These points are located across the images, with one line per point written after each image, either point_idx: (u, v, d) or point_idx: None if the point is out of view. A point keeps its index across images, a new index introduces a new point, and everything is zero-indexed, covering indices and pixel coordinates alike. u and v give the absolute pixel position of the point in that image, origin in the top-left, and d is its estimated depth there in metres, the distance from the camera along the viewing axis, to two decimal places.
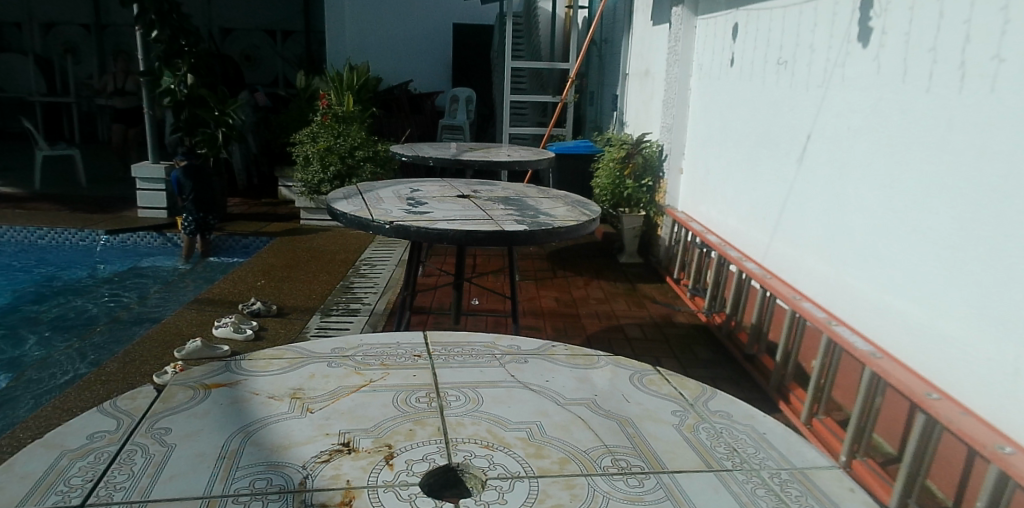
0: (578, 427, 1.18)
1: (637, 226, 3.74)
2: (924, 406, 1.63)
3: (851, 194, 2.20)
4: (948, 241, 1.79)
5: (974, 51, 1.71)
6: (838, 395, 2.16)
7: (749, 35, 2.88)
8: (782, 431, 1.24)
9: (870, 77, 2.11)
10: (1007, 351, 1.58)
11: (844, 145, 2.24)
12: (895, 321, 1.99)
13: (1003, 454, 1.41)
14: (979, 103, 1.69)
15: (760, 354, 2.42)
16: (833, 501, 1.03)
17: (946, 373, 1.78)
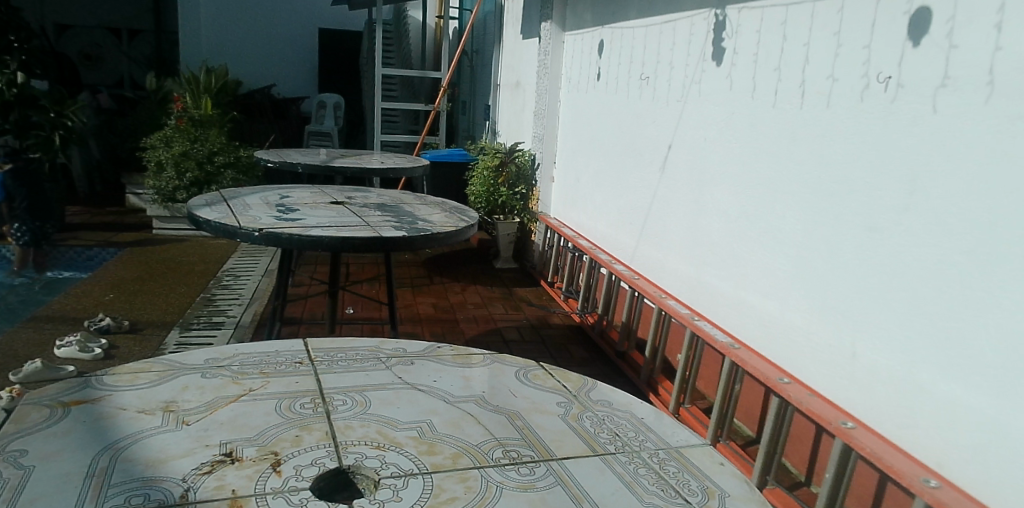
0: (468, 422, 1.19)
1: (511, 232, 3.83)
2: (778, 389, 1.85)
3: (708, 200, 2.41)
4: (796, 241, 2.03)
5: (812, 71, 1.98)
6: (701, 385, 2.35)
7: (613, 52, 3.07)
8: (658, 413, 1.34)
9: (723, 94, 2.33)
10: (850, 336, 1.84)
11: (701, 155, 2.46)
12: (751, 314, 2.21)
13: (846, 429, 1.67)
14: (816, 116, 1.96)
15: (630, 351, 2.55)
16: (706, 476, 1.14)
17: (797, 359, 2.03)
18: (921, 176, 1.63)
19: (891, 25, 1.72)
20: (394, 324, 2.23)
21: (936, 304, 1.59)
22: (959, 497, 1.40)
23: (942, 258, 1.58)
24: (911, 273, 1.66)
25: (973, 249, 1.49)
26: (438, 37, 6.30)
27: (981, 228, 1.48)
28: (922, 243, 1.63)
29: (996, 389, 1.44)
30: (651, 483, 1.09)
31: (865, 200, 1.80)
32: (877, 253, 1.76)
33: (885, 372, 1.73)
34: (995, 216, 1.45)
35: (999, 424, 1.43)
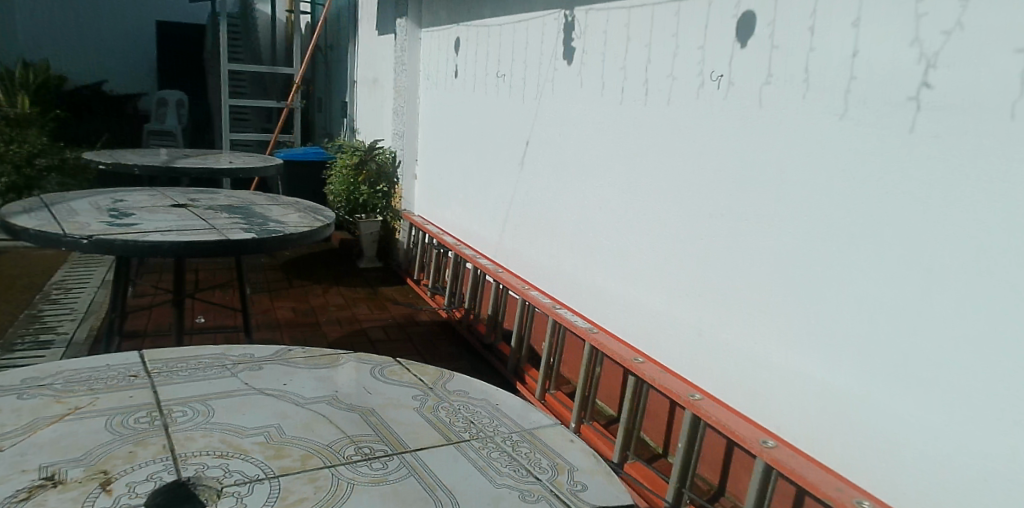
0: (320, 423, 1.18)
1: (374, 232, 3.76)
2: (633, 368, 1.98)
3: (565, 192, 2.51)
4: (644, 227, 2.17)
5: (654, 70, 2.12)
6: (565, 370, 2.45)
7: (469, 49, 3.11)
8: (513, 399, 1.38)
9: (575, 90, 2.44)
10: (695, 313, 2.01)
11: (557, 149, 2.55)
12: (608, 300, 2.34)
13: (693, 400, 1.82)
14: (659, 111, 2.10)
15: (497, 342, 2.61)
16: (557, 454, 1.19)
17: (651, 339, 2.17)
18: (751, 165, 1.81)
19: (721, 27, 1.89)
20: (251, 330, 2.14)
21: (752, 275, 1.82)
22: (791, 453, 1.61)
23: (771, 237, 1.76)
24: (744, 253, 1.84)
25: (795, 230, 1.69)
26: (289, 32, 6.07)
27: (802, 210, 1.67)
28: (752, 224, 1.82)
29: (821, 352, 1.63)
30: (504, 466, 1.13)
31: (703, 187, 1.97)
32: (715, 236, 1.93)
33: (727, 344, 1.90)
34: (813, 200, 1.64)
35: (822, 382, 1.63)
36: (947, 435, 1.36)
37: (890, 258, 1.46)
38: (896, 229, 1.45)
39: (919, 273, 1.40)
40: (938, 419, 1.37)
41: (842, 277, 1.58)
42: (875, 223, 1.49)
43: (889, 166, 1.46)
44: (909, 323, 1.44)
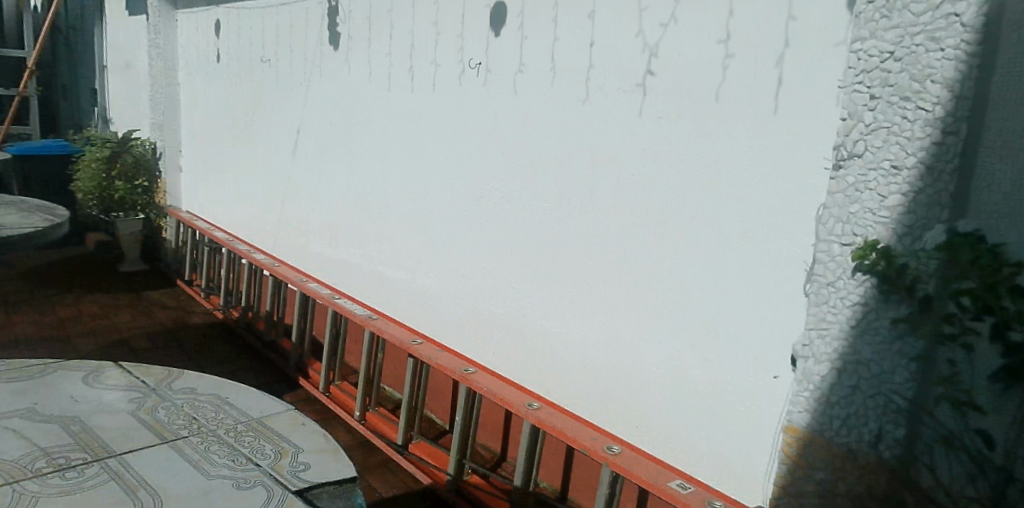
0: (14, 439, 1.30)
1: (133, 228, 4.55)
2: (411, 349, 2.13)
3: (401, 201, 2.92)
4: (476, 216, 2.63)
5: (495, 91, 2.49)
6: (351, 360, 2.83)
7: (312, 53, 3.24)
8: (245, 393, 1.61)
9: (416, 108, 2.78)
10: (507, 300, 2.58)
11: (404, 158, 2.87)
12: (453, 290, 2.77)
13: (467, 374, 2.05)
14: (500, 129, 2.50)
15: (279, 339, 3.05)
16: (282, 437, 1.40)
17: (499, 320, 2.61)
18: (571, 181, 2.30)
19: (563, 56, 2.27)
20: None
21: (611, 269, 2.24)
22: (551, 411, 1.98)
23: (636, 234, 2.17)
24: (606, 224, 2.23)
25: (601, 232, 2.25)
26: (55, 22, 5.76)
27: (582, 218, 2.30)
28: (576, 215, 2.31)
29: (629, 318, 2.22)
30: (221, 457, 1.30)
31: (537, 181, 2.40)
32: (501, 241, 2.56)
33: (553, 304, 2.43)
34: (590, 211, 2.27)
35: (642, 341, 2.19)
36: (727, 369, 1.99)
37: (684, 247, 2.06)
38: (688, 226, 2.05)
39: (715, 256, 1.99)
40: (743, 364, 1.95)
41: (636, 259, 2.18)
42: (668, 222, 2.09)
43: (673, 172, 2.06)
44: (710, 283, 2.01)
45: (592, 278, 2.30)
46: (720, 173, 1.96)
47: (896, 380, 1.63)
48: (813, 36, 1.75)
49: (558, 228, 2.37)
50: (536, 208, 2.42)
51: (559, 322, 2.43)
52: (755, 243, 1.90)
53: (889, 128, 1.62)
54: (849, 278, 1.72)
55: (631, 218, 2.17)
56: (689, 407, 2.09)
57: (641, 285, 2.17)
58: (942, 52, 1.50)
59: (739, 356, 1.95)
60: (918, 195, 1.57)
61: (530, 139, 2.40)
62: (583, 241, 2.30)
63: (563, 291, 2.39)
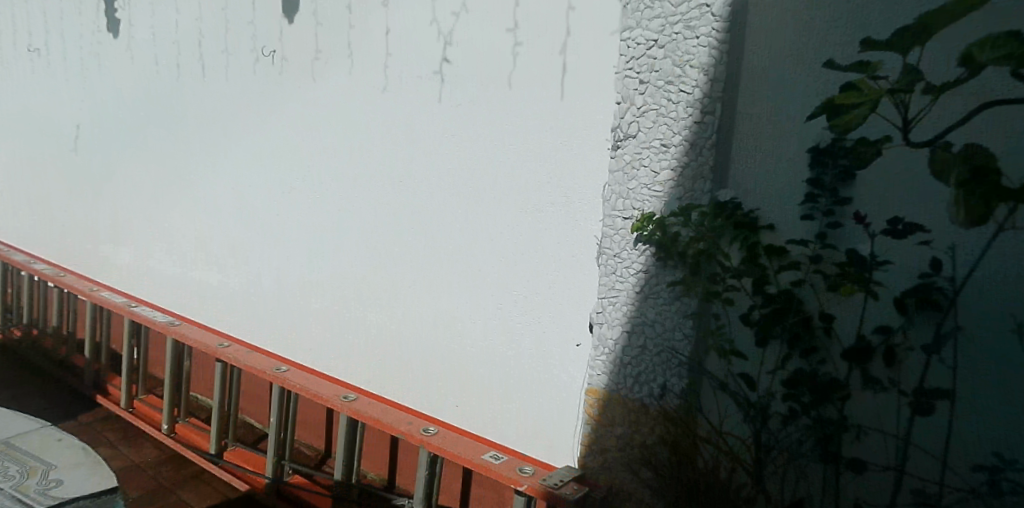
0: None
1: None
2: (218, 353, 2.20)
3: (220, 207, 2.86)
4: (292, 211, 2.61)
5: (308, 91, 2.50)
6: (155, 370, 2.97)
7: (138, 54, 3.11)
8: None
9: (238, 109, 2.73)
10: (322, 301, 2.57)
11: (223, 163, 2.82)
12: (273, 295, 2.72)
13: (278, 373, 2.11)
14: (310, 129, 2.51)
15: (72, 355, 3.21)
16: (23, 449, 1.97)
17: (319, 322, 2.59)
18: (378, 178, 2.35)
19: (369, 56, 2.32)
20: None
21: (414, 265, 2.32)
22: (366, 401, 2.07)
23: (436, 227, 2.25)
24: (472, 208, 2.16)
25: (404, 227, 2.32)
26: None
27: (385, 214, 2.35)
28: (381, 212, 2.36)
29: (437, 310, 2.29)
30: None
31: (343, 182, 2.44)
32: (311, 241, 2.56)
33: (369, 295, 2.44)
34: (393, 207, 2.33)
35: (450, 332, 2.26)
36: (520, 349, 2.11)
37: (479, 239, 2.16)
38: (480, 217, 2.15)
39: (503, 245, 2.12)
40: (534, 343, 2.08)
41: (438, 252, 2.26)
42: (463, 214, 2.18)
43: (468, 164, 2.15)
44: (501, 271, 2.13)
45: (444, 266, 2.25)
46: (508, 157, 2.08)
47: (677, 336, 1.82)
48: (584, 33, 1.94)
49: (370, 218, 2.39)
50: (346, 201, 2.44)
51: (371, 314, 2.44)
52: (546, 221, 2.04)
53: (657, 109, 1.83)
54: (631, 249, 1.88)
55: (434, 203, 2.24)
56: (494, 384, 2.18)
57: (445, 268, 2.25)
58: (698, 40, 1.75)
59: (529, 336, 2.09)
60: (684, 169, 1.79)
61: (336, 133, 2.44)
62: (393, 229, 2.35)
63: (374, 282, 2.42)
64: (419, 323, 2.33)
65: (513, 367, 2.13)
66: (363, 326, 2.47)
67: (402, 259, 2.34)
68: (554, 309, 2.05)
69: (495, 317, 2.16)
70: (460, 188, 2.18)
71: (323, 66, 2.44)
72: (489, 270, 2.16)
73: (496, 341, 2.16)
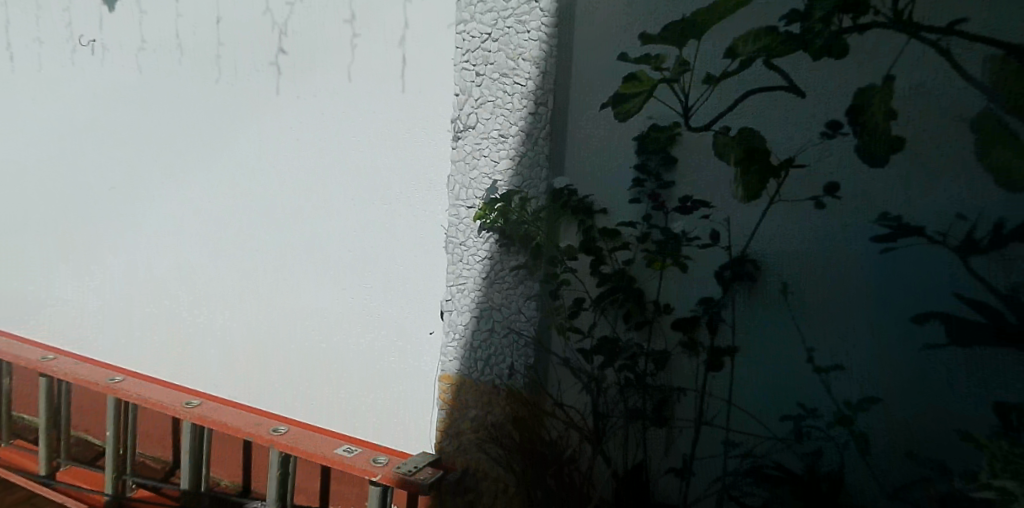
0: None
1: None
2: (42, 367, 2.06)
3: (47, 210, 2.65)
4: (130, 213, 2.45)
5: (140, 84, 2.36)
6: None
7: None
8: None
9: (63, 104, 2.54)
10: (166, 307, 2.44)
11: (48, 162, 2.61)
12: (111, 303, 2.56)
13: (111, 383, 2.01)
14: (145, 125, 2.37)
15: None
16: None
17: (163, 329, 2.46)
18: (220, 175, 2.26)
19: (204, 48, 2.23)
20: None
21: (261, 264, 2.25)
22: (211, 406, 2.02)
23: (282, 225, 2.20)
24: (318, 204, 2.14)
25: (250, 225, 2.25)
26: None
27: (228, 213, 2.27)
28: (225, 211, 2.28)
29: (286, 310, 2.24)
30: None
31: (183, 181, 2.33)
32: (151, 244, 2.43)
33: (216, 297, 2.35)
34: (236, 205, 2.26)
35: (301, 331, 2.22)
36: (373, 344, 2.12)
37: (327, 235, 2.14)
38: (327, 213, 2.13)
39: (351, 239, 2.11)
40: (387, 336, 2.10)
41: (286, 250, 2.21)
42: (310, 210, 2.15)
43: (312, 158, 2.12)
44: (349, 266, 2.13)
45: (293, 264, 2.20)
46: (353, 150, 2.07)
47: (523, 317, 1.90)
48: (420, 27, 1.97)
49: (214, 217, 2.30)
50: (186, 200, 2.34)
51: (220, 317, 2.35)
52: (394, 212, 2.05)
53: (494, 101, 1.89)
54: (475, 237, 1.94)
55: (279, 199, 2.19)
56: (347, 381, 2.17)
57: (295, 264, 2.20)
58: (529, 34, 1.84)
59: (380, 330, 2.11)
60: (522, 158, 1.87)
61: (172, 129, 2.32)
62: (236, 227, 2.27)
63: (221, 284, 2.33)
64: (269, 322, 2.26)
65: (366, 362, 2.13)
66: (212, 330, 2.37)
67: (248, 258, 2.27)
68: (405, 300, 2.07)
69: (348, 312, 2.14)
70: (306, 182, 2.14)
71: (158, 59, 2.31)
72: (340, 264, 2.14)
73: (350, 336, 2.15)
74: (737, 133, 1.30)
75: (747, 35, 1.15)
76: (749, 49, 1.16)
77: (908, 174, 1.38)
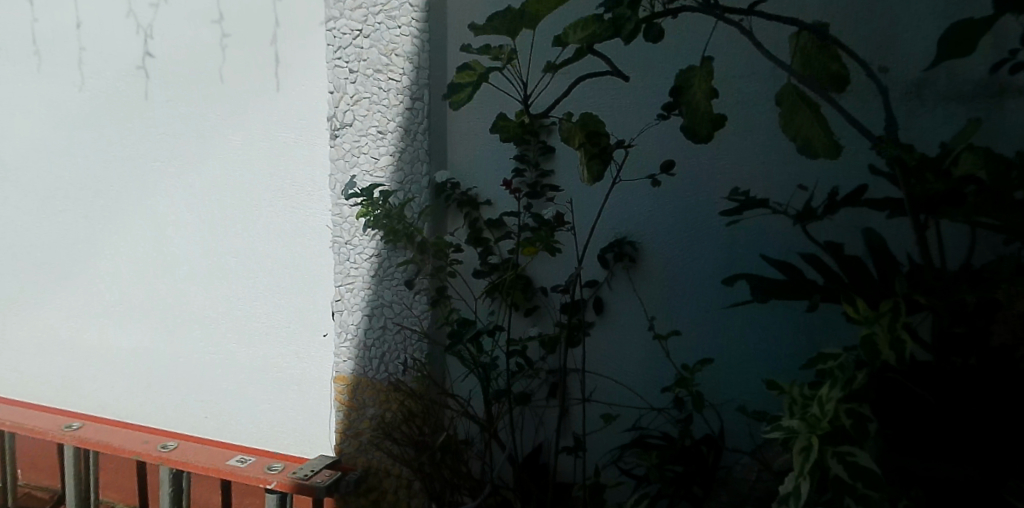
0: None
1: None
2: None
3: None
4: (11, 228, 2.36)
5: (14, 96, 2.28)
6: None
7: None
8: None
9: None
10: (54, 328, 2.35)
11: None
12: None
13: None
14: (22, 138, 2.29)
15: None
16: None
17: (51, 350, 2.37)
18: (101, 186, 2.20)
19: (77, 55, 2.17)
20: None
21: (149, 276, 2.20)
22: (94, 428, 1.97)
23: (169, 235, 2.16)
24: (203, 210, 2.11)
25: (135, 237, 2.20)
26: None
27: (113, 226, 2.21)
28: (110, 224, 2.22)
29: (179, 323, 2.19)
30: None
31: (64, 194, 2.26)
32: (34, 263, 2.34)
33: (105, 314, 2.28)
34: (121, 217, 2.20)
35: (195, 342, 2.18)
36: (267, 351, 2.09)
37: (215, 242, 2.11)
38: (214, 220, 2.10)
39: (238, 245, 2.09)
40: (280, 342, 2.08)
41: (175, 259, 2.16)
42: (196, 218, 2.12)
43: (196, 166, 2.09)
44: (239, 273, 2.10)
45: (183, 272, 2.16)
46: (232, 153, 2.04)
47: (414, 312, 1.91)
48: (292, 26, 1.95)
49: (98, 230, 2.24)
50: (68, 214, 2.26)
51: (109, 333, 2.28)
52: (278, 215, 2.03)
53: (369, 97, 1.90)
54: (361, 235, 1.94)
55: (162, 211, 2.15)
56: (244, 391, 2.14)
57: (185, 273, 2.16)
58: (400, 29, 1.85)
59: (273, 335, 2.08)
60: (402, 153, 1.89)
61: (51, 141, 2.25)
62: (122, 240, 2.21)
63: (108, 296, 2.26)
64: (162, 333, 2.21)
65: (261, 369, 2.10)
66: (103, 346, 2.30)
67: (135, 270, 2.21)
68: (294, 303, 2.05)
69: (241, 318, 2.11)
70: (189, 189, 2.11)
71: (31, 66, 2.24)
72: (229, 269, 2.11)
73: (245, 342, 2.12)
74: (579, 119, 1.33)
75: (576, 23, 1.16)
76: (579, 37, 1.17)
77: (748, 153, 1.53)
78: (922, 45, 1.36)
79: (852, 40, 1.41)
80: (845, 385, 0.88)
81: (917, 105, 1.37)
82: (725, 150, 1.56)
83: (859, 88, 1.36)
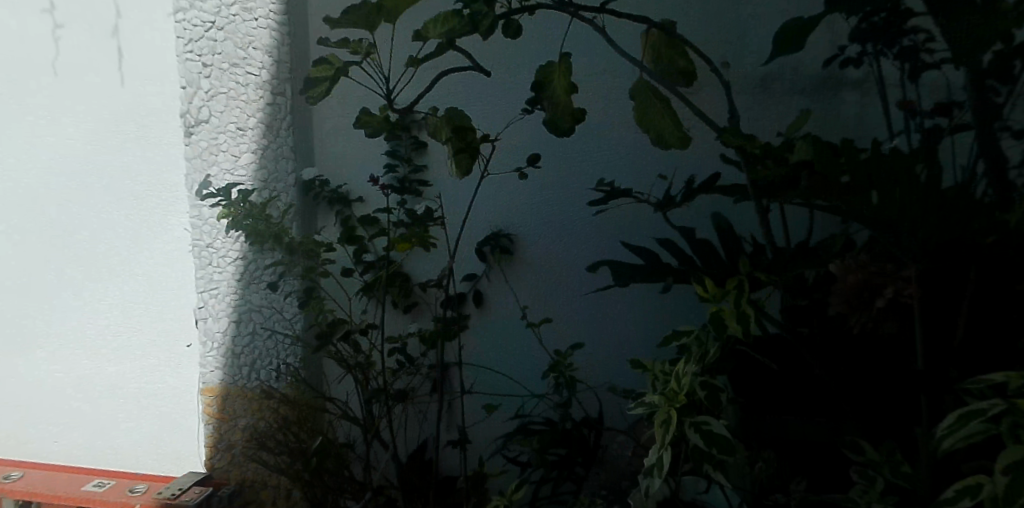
0: None
1: None
2: None
3: None
4: None
5: None
6: None
7: None
8: None
9: None
10: None
11: None
12: None
13: None
14: None
15: None
16: None
17: None
18: None
19: None
20: None
21: None
22: None
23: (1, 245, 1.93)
24: (41, 215, 1.90)
25: None
26: None
27: None
28: None
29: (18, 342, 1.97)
30: None
31: None
32: None
33: None
34: None
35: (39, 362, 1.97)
36: (127, 366, 1.93)
37: (57, 251, 1.91)
38: (55, 226, 1.90)
39: (86, 254, 1.90)
40: (142, 356, 1.92)
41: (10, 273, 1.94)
42: (32, 226, 1.91)
43: (29, 166, 1.88)
44: (88, 283, 1.92)
45: (19, 286, 1.95)
46: (70, 151, 1.86)
47: (286, 316, 1.87)
48: (135, 12, 1.77)
49: None
50: None
51: None
52: (131, 219, 1.87)
53: (226, 93, 1.78)
54: (224, 237, 1.83)
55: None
56: (101, 412, 1.96)
57: (22, 287, 1.94)
58: (257, 22, 1.79)
59: (133, 350, 1.92)
60: (264, 151, 1.83)
61: None
62: None
63: None
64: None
65: (121, 386, 1.94)
66: None
67: None
68: (154, 313, 1.90)
69: (93, 334, 1.93)
70: (23, 193, 1.90)
71: None
72: (76, 280, 1.92)
73: (99, 359, 1.94)
74: (444, 113, 1.35)
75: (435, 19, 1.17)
76: (439, 32, 1.18)
77: (613, 145, 1.60)
78: (764, 43, 1.49)
79: (705, 37, 1.52)
80: (700, 360, 0.95)
81: (762, 98, 1.50)
82: (590, 143, 1.62)
83: (708, 83, 1.48)
